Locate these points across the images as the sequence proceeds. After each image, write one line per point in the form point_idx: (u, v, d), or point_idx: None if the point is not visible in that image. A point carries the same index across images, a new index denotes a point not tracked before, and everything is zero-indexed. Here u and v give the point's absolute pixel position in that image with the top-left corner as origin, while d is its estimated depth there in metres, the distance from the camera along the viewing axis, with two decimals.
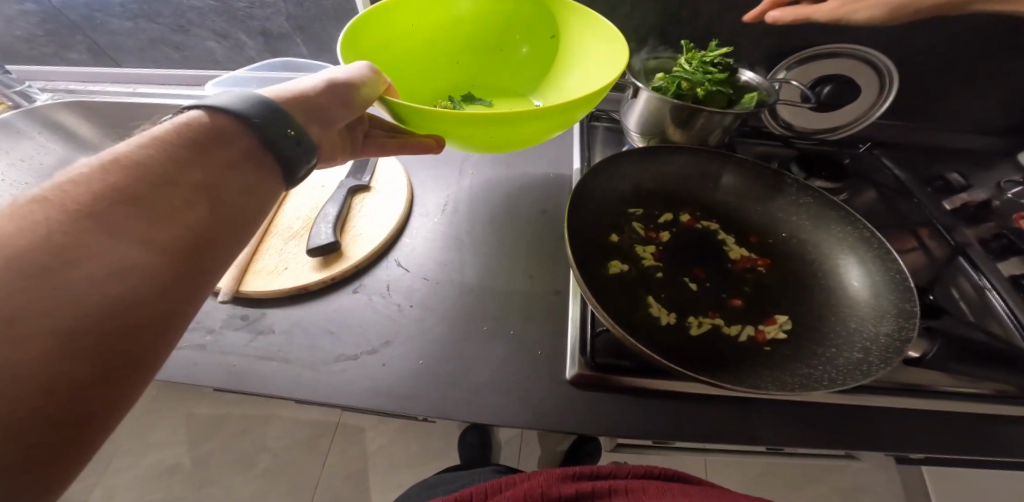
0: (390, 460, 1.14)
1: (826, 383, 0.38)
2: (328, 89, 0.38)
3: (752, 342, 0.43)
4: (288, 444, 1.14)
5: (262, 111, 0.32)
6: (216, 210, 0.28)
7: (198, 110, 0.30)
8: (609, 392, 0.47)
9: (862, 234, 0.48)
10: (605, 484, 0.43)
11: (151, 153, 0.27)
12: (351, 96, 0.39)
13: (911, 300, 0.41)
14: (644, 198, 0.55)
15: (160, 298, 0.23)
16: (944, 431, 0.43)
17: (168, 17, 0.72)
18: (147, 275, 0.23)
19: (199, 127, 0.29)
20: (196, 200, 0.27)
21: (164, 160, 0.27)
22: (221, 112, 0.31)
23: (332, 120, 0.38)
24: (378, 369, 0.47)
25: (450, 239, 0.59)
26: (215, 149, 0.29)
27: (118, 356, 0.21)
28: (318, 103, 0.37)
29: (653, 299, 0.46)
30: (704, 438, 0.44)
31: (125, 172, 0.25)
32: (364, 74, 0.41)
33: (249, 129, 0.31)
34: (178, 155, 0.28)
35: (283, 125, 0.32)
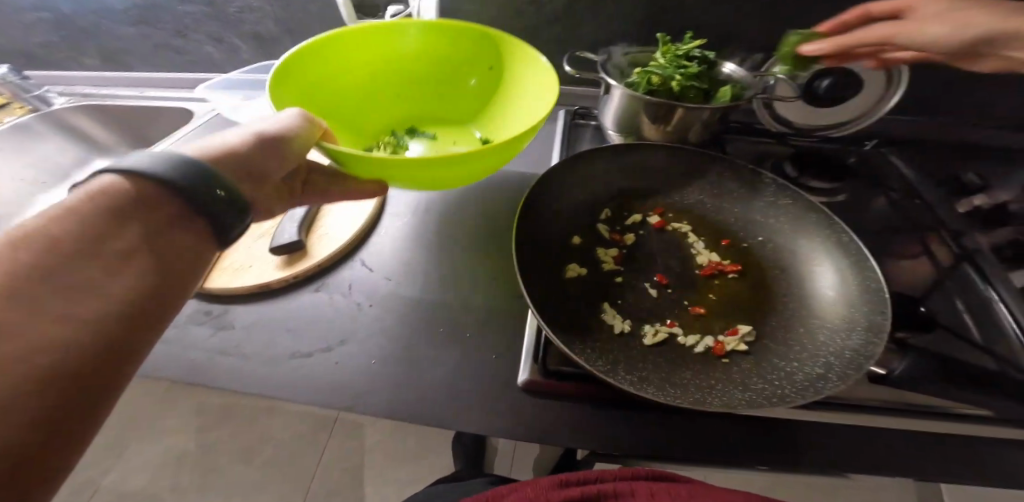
0: (387, 455, 1.16)
1: (779, 400, 0.35)
2: (259, 144, 0.37)
3: (709, 353, 0.40)
4: (290, 435, 1.18)
5: (182, 173, 0.31)
6: (142, 278, 0.28)
7: (109, 174, 0.30)
8: (561, 400, 0.45)
9: (840, 240, 0.44)
10: (594, 489, 0.42)
11: (60, 229, 0.27)
12: (285, 149, 0.38)
13: (885, 312, 0.38)
14: (613, 199, 0.53)
15: (115, 345, 0.25)
16: (929, 457, 0.39)
17: (167, 22, 0.75)
18: (72, 349, 0.23)
19: (115, 195, 0.29)
20: (114, 273, 0.27)
21: (89, 227, 0.28)
22: (134, 176, 0.30)
23: (263, 177, 0.38)
24: (331, 368, 0.47)
25: (418, 239, 0.59)
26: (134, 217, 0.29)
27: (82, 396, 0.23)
28: (244, 163, 0.36)
29: (606, 306, 0.44)
30: (655, 450, 0.41)
31: (46, 243, 0.26)
32: (296, 122, 0.39)
33: (171, 191, 0.31)
34: (90, 228, 0.27)
35: (210, 185, 0.31)
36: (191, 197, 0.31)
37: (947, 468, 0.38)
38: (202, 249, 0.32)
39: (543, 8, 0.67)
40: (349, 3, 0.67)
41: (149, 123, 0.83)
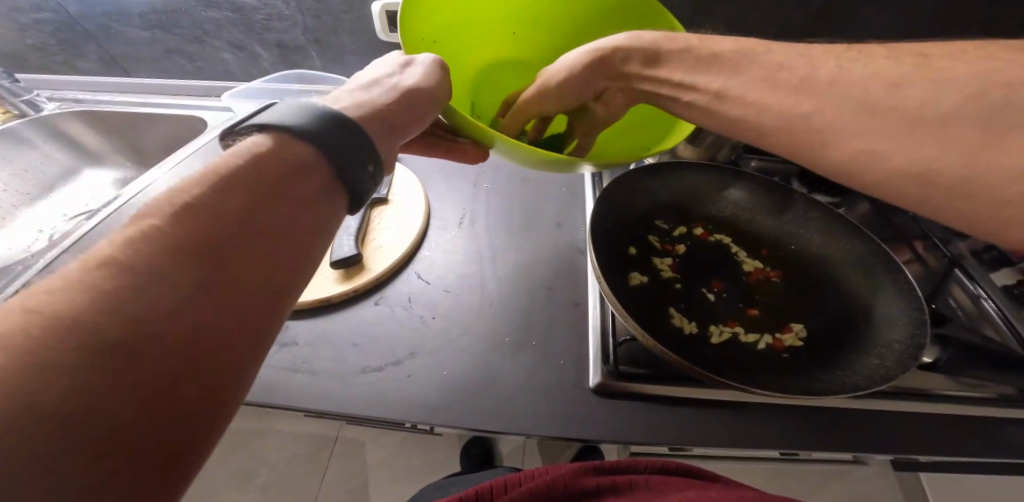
0: (392, 472, 1.13)
1: (847, 388, 0.40)
2: (400, 101, 0.37)
3: (770, 349, 0.45)
4: (288, 457, 1.12)
5: (327, 131, 0.29)
6: (286, 235, 0.26)
7: (263, 133, 0.28)
8: (633, 400, 0.48)
9: (870, 247, 0.50)
10: (624, 480, 0.44)
11: (200, 194, 0.24)
12: (421, 107, 0.38)
13: (920, 309, 0.44)
14: (660, 211, 0.57)
15: (249, 315, 0.23)
16: (946, 434, 0.46)
17: (185, 28, 0.72)
18: (202, 336, 0.21)
19: (272, 156, 0.27)
20: (253, 245, 0.24)
21: (251, 175, 0.26)
22: (284, 133, 0.28)
23: (404, 132, 0.37)
24: (405, 380, 0.47)
25: (468, 252, 0.60)
26: (280, 186, 0.27)
27: (211, 374, 0.21)
28: (388, 116, 0.35)
29: (673, 311, 0.48)
30: (721, 441, 0.46)
31: (212, 190, 0.25)
32: (433, 75, 0.40)
33: (314, 151, 0.29)
34: (241, 197, 0.25)
35: (361, 156, 0.30)
36: (342, 157, 0.29)
37: (957, 441, 0.46)
38: (333, 214, 0.29)
39: None
40: (387, 17, 0.68)
41: (153, 132, 0.79)
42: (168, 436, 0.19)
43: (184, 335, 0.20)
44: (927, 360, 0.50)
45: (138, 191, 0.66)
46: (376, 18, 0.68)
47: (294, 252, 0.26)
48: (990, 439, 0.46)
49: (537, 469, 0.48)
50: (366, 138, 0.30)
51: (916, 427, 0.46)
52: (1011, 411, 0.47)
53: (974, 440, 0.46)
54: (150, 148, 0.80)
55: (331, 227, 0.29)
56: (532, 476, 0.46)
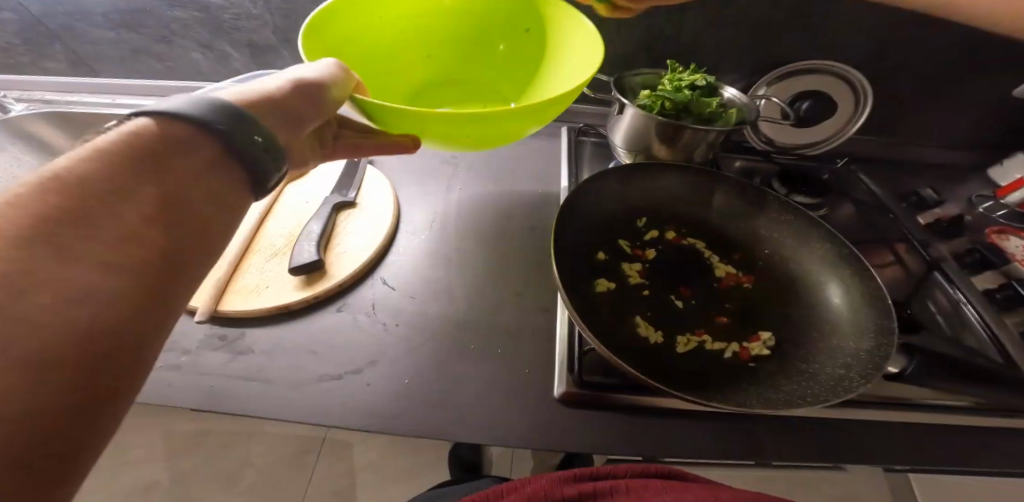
0: (380, 475, 1.12)
1: (809, 400, 0.38)
2: (302, 89, 0.37)
3: (736, 358, 0.44)
4: (274, 459, 1.12)
5: (223, 115, 0.28)
6: (168, 240, 0.25)
7: (146, 115, 0.27)
8: (599, 410, 0.46)
9: (841, 252, 0.49)
10: (605, 484, 0.42)
11: (64, 183, 0.22)
12: (322, 98, 0.38)
13: (889, 316, 0.43)
14: (631, 215, 0.56)
15: (135, 321, 0.22)
16: (924, 446, 0.44)
17: (151, 28, 0.71)
18: (85, 324, 0.20)
19: (147, 143, 0.26)
20: (132, 243, 0.23)
21: (115, 173, 0.24)
22: (171, 115, 0.27)
23: (304, 123, 0.37)
24: (363, 390, 0.46)
25: (437, 256, 0.59)
26: (150, 186, 0.25)
27: (91, 390, 0.20)
28: (288, 107, 0.35)
29: (639, 319, 0.46)
30: (686, 453, 0.44)
31: (69, 191, 0.22)
32: (335, 76, 0.40)
33: (212, 133, 0.28)
34: (107, 200, 0.23)
35: (249, 130, 0.29)
36: (234, 137, 0.28)
37: (933, 453, 0.44)
38: (226, 209, 0.29)
39: None
40: None
41: None
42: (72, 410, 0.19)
43: (54, 326, 0.19)
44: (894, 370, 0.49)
45: None
46: None
47: (189, 243, 0.26)
48: (966, 448, 0.44)
49: (519, 480, 0.46)
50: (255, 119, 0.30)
51: (891, 438, 0.45)
52: (989, 420, 0.46)
53: (949, 451, 0.44)
54: None
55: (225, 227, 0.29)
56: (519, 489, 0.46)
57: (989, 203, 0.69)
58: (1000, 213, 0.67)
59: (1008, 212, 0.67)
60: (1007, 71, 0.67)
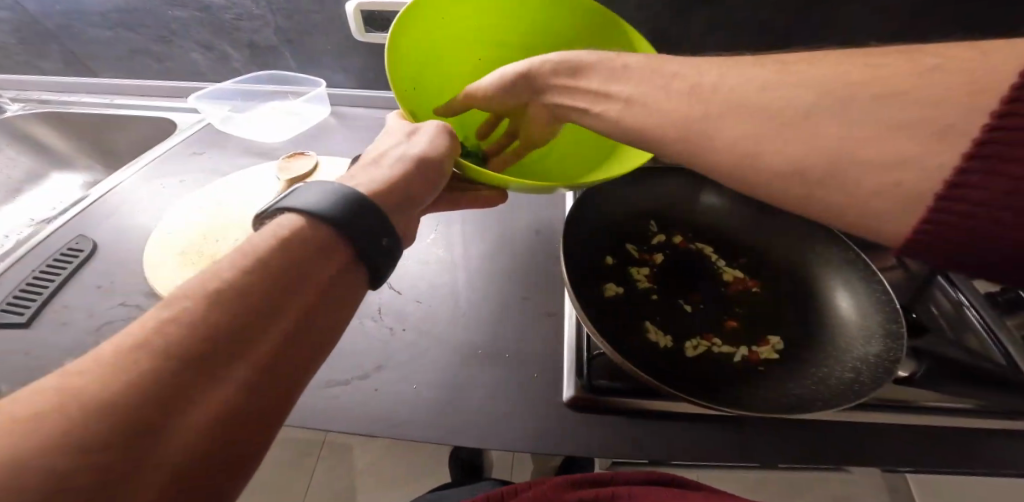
0: (380, 478, 1.12)
1: (821, 403, 0.38)
2: (416, 169, 0.37)
3: (746, 362, 0.44)
4: (273, 462, 1.11)
5: (346, 211, 0.29)
6: (289, 348, 0.25)
7: (293, 213, 0.29)
8: (608, 415, 0.46)
9: (848, 256, 0.49)
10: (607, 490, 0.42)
11: (225, 289, 0.24)
12: (434, 173, 0.38)
13: (898, 319, 0.42)
14: (639, 219, 0.56)
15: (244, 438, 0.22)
16: (931, 448, 0.45)
17: (151, 27, 0.70)
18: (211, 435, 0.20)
19: (298, 239, 0.28)
20: (264, 349, 0.24)
21: (263, 278, 0.25)
22: (311, 215, 0.28)
23: (420, 201, 0.37)
24: (371, 395, 0.46)
25: (443, 260, 0.59)
26: (286, 289, 0.26)
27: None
28: (406, 190, 0.36)
29: (648, 324, 0.46)
30: (694, 457, 0.44)
31: (227, 298, 0.24)
32: (443, 142, 0.40)
33: (336, 232, 0.29)
34: (254, 305, 0.24)
35: (373, 233, 0.30)
36: (360, 233, 0.29)
37: (939, 455, 0.44)
38: (344, 306, 0.29)
39: None
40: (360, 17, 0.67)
41: (121, 134, 0.77)
42: None
43: (190, 438, 0.20)
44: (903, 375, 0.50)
45: (103, 193, 0.61)
46: (351, 18, 0.66)
47: (300, 355, 0.25)
48: (971, 451, 0.45)
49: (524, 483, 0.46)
50: (385, 218, 0.31)
51: (897, 442, 0.45)
52: (996, 423, 0.46)
53: (955, 453, 0.44)
54: (119, 151, 0.78)
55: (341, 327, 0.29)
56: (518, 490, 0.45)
57: None
58: None
59: None
60: None
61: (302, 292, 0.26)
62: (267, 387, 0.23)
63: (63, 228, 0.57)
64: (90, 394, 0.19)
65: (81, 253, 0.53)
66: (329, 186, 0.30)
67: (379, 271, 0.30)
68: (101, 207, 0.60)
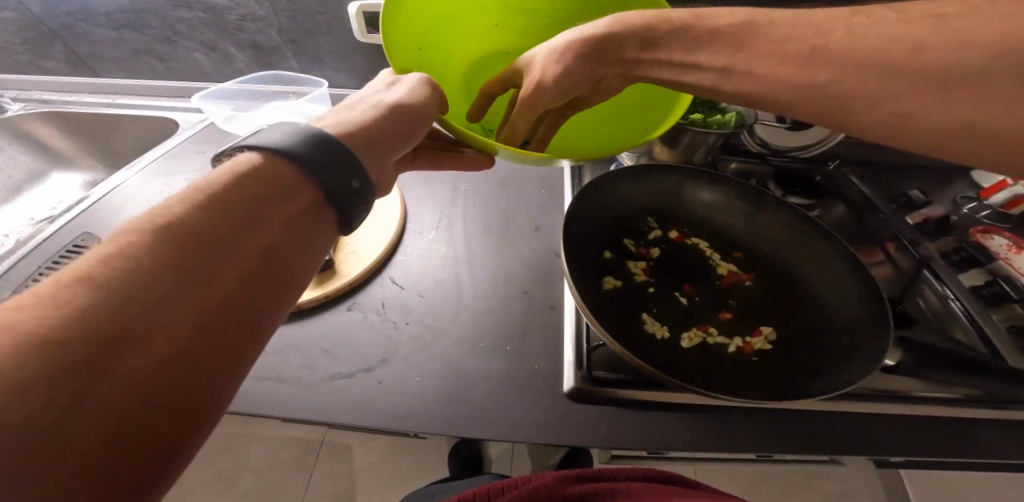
0: (378, 477, 1.12)
1: (812, 392, 0.40)
2: (390, 116, 0.37)
3: (741, 352, 0.45)
4: (274, 461, 1.11)
5: (312, 148, 0.30)
6: (254, 275, 0.26)
7: (253, 152, 0.29)
8: (607, 406, 0.48)
9: (839, 251, 0.51)
10: (607, 485, 0.43)
11: (185, 221, 0.25)
12: (410, 119, 0.38)
13: (885, 311, 0.44)
14: (637, 214, 0.57)
15: (215, 354, 0.23)
16: (917, 435, 0.47)
17: (155, 27, 0.71)
18: (178, 351, 0.21)
19: (256, 175, 0.28)
20: (227, 274, 0.24)
21: (220, 212, 0.26)
22: (272, 152, 0.29)
23: (392, 149, 0.37)
24: (376, 387, 0.47)
25: (444, 256, 0.60)
26: (247, 221, 0.27)
27: (178, 415, 0.21)
28: (375, 132, 0.35)
29: (646, 316, 0.48)
30: (690, 446, 0.46)
31: (182, 229, 0.24)
32: (422, 91, 0.40)
33: (300, 167, 0.29)
34: (211, 234, 0.25)
35: (347, 173, 0.30)
36: (328, 170, 0.30)
37: (925, 442, 0.46)
38: (314, 235, 0.29)
39: None
40: (364, 18, 0.68)
41: (122, 134, 0.77)
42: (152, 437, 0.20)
43: (155, 353, 0.21)
44: (890, 363, 0.51)
45: (105, 193, 0.62)
46: (354, 20, 0.67)
47: (267, 281, 0.26)
48: (955, 438, 0.47)
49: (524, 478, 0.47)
50: (354, 158, 0.31)
51: (885, 429, 0.47)
52: (980, 412, 0.48)
53: (940, 440, 0.46)
54: (120, 150, 0.79)
55: (312, 258, 0.29)
56: (517, 484, 0.46)
57: (973, 204, 0.71)
58: (985, 213, 0.70)
59: (991, 213, 0.70)
60: None
61: (260, 231, 0.27)
62: (229, 317, 0.24)
63: (64, 227, 0.57)
64: (49, 316, 0.19)
65: (86, 250, 0.54)
66: (298, 123, 0.31)
67: (348, 211, 0.31)
68: (104, 207, 0.60)
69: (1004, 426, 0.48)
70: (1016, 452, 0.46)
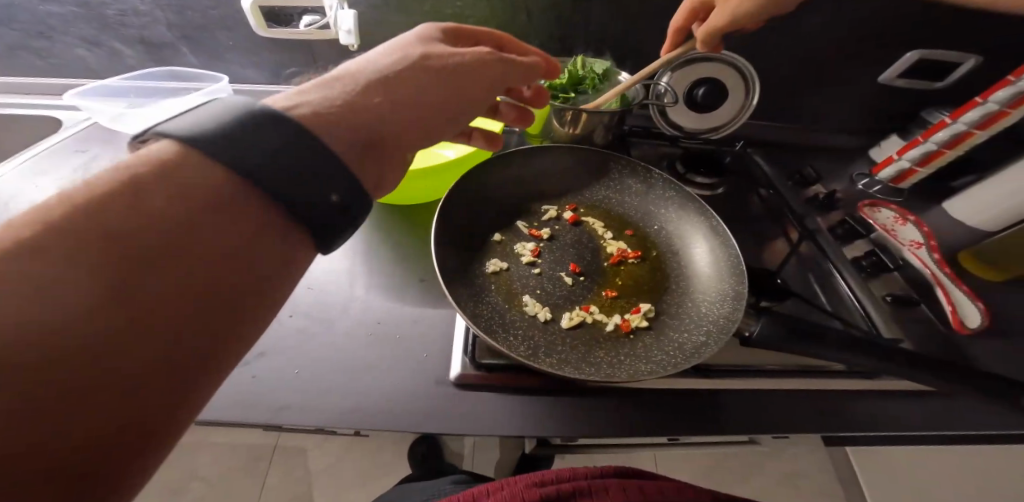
0: (336, 479, 1.10)
1: (670, 368, 0.40)
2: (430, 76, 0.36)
3: (615, 330, 0.45)
4: (223, 468, 1.08)
5: (217, 128, 0.23)
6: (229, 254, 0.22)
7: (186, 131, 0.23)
8: (492, 391, 0.47)
9: (714, 224, 0.52)
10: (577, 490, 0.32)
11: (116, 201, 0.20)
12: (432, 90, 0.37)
13: (742, 283, 0.46)
14: (531, 197, 0.57)
15: (187, 347, 0.19)
16: (788, 404, 0.48)
17: (27, 22, 0.67)
18: (174, 337, 0.19)
19: (198, 178, 0.22)
20: (177, 268, 0.20)
21: (119, 197, 0.20)
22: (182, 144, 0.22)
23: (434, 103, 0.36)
24: (248, 383, 0.45)
25: (343, 248, 0.58)
26: (167, 205, 0.20)
27: (157, 415, 0.18)
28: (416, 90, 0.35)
29: (527, 297, 0.47)
30: (573, 426, 0.46)
31: (129, 196, 0.20)
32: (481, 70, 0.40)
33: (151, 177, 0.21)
34: (133, 210, 0.20)
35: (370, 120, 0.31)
36: (316, 178, 0.24)
37: (797, 413, 0.48)
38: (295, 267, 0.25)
39: (464, 21, 0.72)
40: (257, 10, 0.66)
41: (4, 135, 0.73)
42: (140, 434, 0.18)
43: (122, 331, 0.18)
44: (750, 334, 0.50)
45: None
46: (247, 13, 0.65)
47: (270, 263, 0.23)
48: (826, 407, 0.48)
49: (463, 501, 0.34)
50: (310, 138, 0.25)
51: (760, 400, 0.48)
52: (847, 382, 0.49)
53: (811, 410, 0.48)
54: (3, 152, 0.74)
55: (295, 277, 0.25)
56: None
57: (867, 180, 0.73)
58: (876, 188, 0.72)
59: (882, 188, 0.72)
60: (882, 59, 0.72)
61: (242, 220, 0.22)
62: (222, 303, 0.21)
63: None
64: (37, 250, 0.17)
65: None
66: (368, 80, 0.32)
67: (327, 241, 0.25)
68: None
69: (877, 392, 0.50)
70: (885, 416, 0.48)
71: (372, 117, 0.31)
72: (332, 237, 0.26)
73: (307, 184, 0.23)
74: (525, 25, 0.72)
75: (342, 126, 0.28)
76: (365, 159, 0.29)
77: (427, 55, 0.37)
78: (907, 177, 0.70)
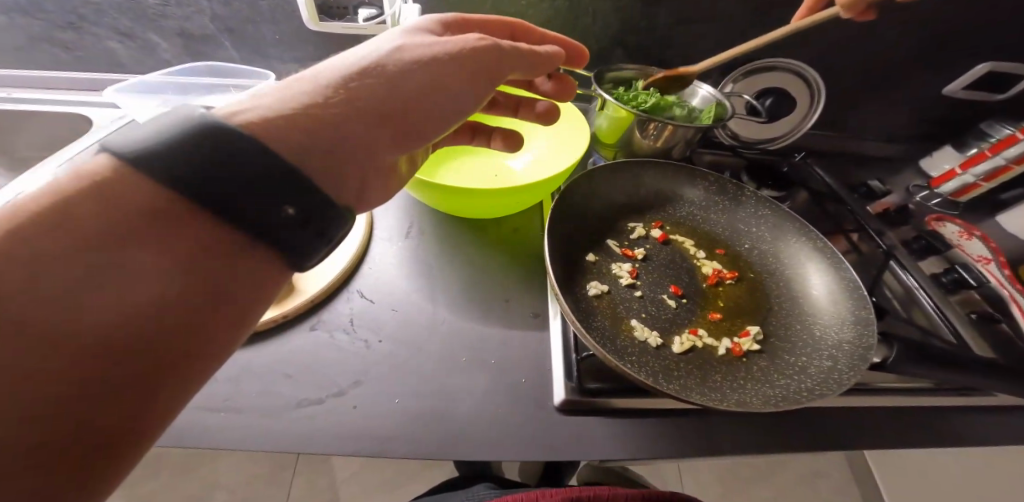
0: (364, 486, 1.07)
1: (806, 395, 0.39)
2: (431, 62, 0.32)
3: (730, 355, 0.44)
4: (244, 480, 1.03)
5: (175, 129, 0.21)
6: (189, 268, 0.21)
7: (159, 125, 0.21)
8: (600, 417, 0.45)
9: (818, 244, 0.51)
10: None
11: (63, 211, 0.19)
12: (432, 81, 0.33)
13: (866, 308, 0.45)
14: (618, 213, 0.55)
15: (139, 366, 0.19)
16: (895, 424, 0.48)
17: (54, 11, 0.61)
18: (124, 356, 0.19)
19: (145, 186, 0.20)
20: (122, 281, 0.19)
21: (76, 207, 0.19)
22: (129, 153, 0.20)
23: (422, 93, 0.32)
24: (349, 414, 0.42)
25: (419, 266, 0.56)
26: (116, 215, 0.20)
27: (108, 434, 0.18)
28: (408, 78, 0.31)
29: (635, 322, 0.46)
30: (686, 452, 0.44)
31: (85, 206, 0.19)
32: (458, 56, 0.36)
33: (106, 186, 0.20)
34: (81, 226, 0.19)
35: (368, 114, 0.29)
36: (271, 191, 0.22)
37: (905, 434, 0.47)
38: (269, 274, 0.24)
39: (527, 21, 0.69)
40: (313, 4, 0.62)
41: (22, 134, 0.66)
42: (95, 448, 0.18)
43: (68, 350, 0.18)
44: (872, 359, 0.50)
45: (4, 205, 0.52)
46: (303, 7, 0.61)
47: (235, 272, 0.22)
48: (929, 425, 0.48)
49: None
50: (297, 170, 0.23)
51: (868, 422, 0.48)
52: (947, 398, 0.50)
53: (917, 430, 0.48)
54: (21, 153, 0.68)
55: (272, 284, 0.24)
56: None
57: (925, 193, 0.75)
58: (935, 201, 0.73)
59: (942, 200, 0.74)
60: (943, 71, 0.72)
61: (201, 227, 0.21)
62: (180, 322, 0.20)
63: None
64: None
65: None
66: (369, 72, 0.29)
67: (302, 252, 0.24)
68: None
69: (972, 408, 0.50)
70: (980, 432, 0.49)
71: (356, 110, 0.28)
72: (312, 246, 0.24)
73: (271, 202, 0.22)
74: (590, 27, 0.70)
75: (311, 132, 0.25)
76: (347, 161, 0.27)
77: (405, 46, 0.33)
78: (968, 191, 0.73)
